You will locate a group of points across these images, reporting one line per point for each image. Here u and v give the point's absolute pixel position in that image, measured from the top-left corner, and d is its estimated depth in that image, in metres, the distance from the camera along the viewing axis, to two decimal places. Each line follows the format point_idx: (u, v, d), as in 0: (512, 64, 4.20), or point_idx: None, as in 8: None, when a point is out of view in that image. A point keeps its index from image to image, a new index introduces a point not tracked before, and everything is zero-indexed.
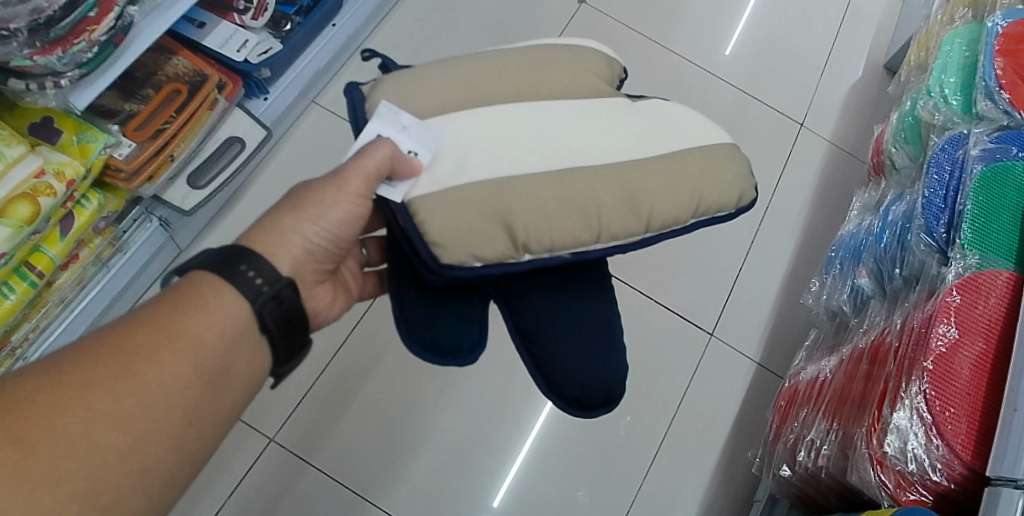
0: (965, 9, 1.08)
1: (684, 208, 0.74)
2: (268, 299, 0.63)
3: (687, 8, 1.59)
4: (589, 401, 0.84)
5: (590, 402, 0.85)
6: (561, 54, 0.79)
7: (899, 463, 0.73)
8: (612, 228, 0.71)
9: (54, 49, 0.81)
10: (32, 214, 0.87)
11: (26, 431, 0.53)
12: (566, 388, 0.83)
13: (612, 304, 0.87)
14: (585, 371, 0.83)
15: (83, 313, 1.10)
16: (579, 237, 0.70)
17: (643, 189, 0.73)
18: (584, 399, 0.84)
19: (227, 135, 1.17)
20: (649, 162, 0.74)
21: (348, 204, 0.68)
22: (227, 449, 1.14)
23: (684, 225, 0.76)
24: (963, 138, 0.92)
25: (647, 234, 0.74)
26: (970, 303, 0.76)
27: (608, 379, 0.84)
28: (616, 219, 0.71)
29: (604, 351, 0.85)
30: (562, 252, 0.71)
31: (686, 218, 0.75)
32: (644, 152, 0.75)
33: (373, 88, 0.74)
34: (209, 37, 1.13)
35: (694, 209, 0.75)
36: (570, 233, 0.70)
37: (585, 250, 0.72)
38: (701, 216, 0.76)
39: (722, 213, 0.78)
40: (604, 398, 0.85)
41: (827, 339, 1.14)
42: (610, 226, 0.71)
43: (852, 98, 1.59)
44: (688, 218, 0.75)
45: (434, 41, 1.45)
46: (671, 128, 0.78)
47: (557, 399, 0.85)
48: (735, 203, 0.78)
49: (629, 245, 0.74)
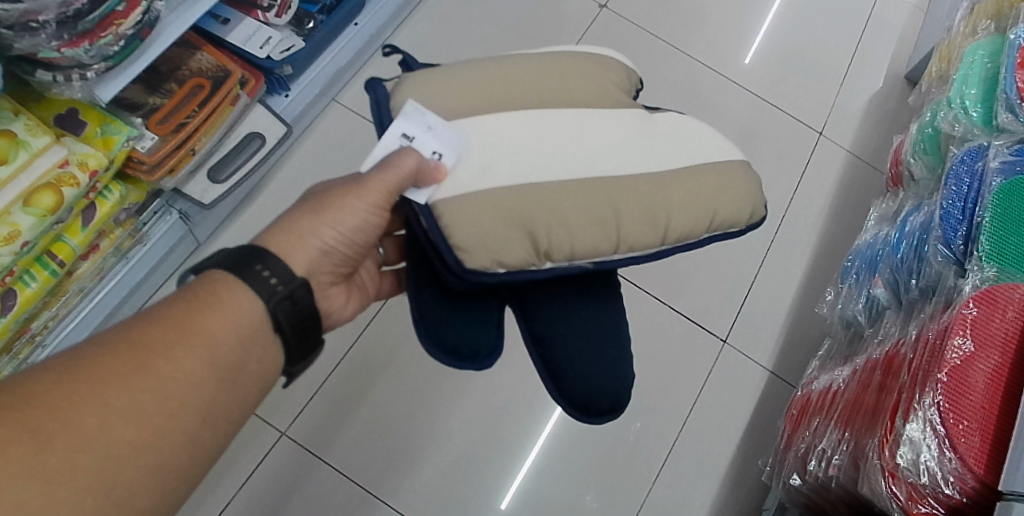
0: (988, 21, 1.08)
1: (699, 222, 0.74)
2: (281, 299, 0.64)
3: (707, 14, 1.59)
4: (597, 407, 0.85)
5: (597, 409, 0.85)
6: (583, 62, 0.80)
7: (911, 475, 0.73)
8: (630, 239, 0.72)
9: (82, 41, 0.83)
10: (55, 205, 0.89)
11: (44, 423, 0.53)
12: (576, 394, 0.84)
13: (622, 312, 0.87)
14: (594, 377, 0.83)
15: (101, 304, 1.11)
16: (599, 247, 0.71)
17: (660, 201, 0.73)
18: (592, 405, 0.85)
19: (248, 130, 1.19)
20: (665, 176, 0.75)
21: (365, 213, 0.70)
22: (239, 442, 1.15)
23: (698, 240, 0.76)
24: (982, 150, 0.92)
25: (661, 247, 0.74)
26: (987, 316, 0.75)
27: (617, 387, 0.85)
28: (635, 230, 0.72)
29: (615, 358, 0.85)
30: (582, 261, 0.71)
31: (701, 233, 0.75)
32: (660, 166, 0.75)
33: (398, 85, 0.75)
34: (233, 34, 1.14)
35: (708, 224, 0.75)
36: (590, 242, 0.70)
37: (605, 260, 0.72)
38: (715, 230, 0.76)
39: (733, 229, 0.78)
40: (612, 405, 0.85)
41: (841, 349, 1.14)
42: (628, 237, 0.71)
43: (871, 108, 1.58)
44: (701, 233, 0.75)
45: (455, 41, 1.45)
46: (686, 143, 0.79)
47: (566, 404, 0.86)
48: (746, 220, 0.78)
49: (645, 256, 0.74)
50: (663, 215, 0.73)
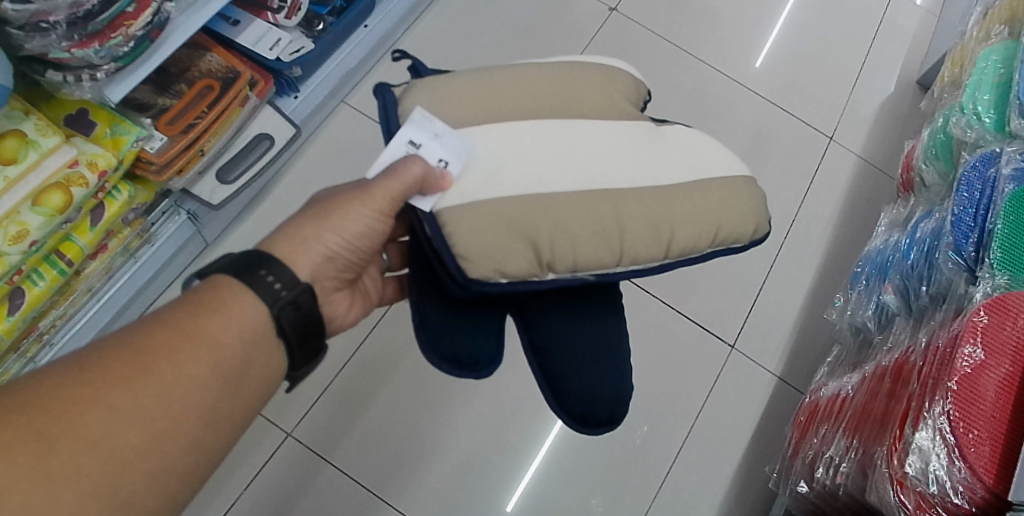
0: (1002, 26, 1.06)
1: (703, 236, 0.74)
2: (286, 304, 0.64)
3: (718, 18, 1.59)
4: (595, 418, 0.84)
5: (596, 420, 0.85)
6: (591, 73, 0.80)
7: (919, 484, 0.73)
8: (634, 252, 0.71)
9: (91, 42, 0.83)
10: (64, 204, 0.89)
11: (50, 425, 0.53)
12: (574, 405, 0.83)
13: (622, 324, 0.87)
14: (593, 389, 0.83)
15: (109, 303, 1.11)
16: (602, 260, 0.70)
17: (664, 215, 0.73)
18: (590, 416, 0.84)
19: (257, 131, 1.19)
20: (671, 190, 0.74)
21: (369, 219, 0.70)
22: (246, 443, 1.15)
23: (701, 254, 0.76)
24: (995, 156, 0.90)
25: (665, 260, 0.74)
26: (998, 324, 0.74)
27: (616, 399, 0.84)
28: (638, 244, 0.71)
29: (614, 370, 0.84)
30: (584, 273, 0.71)
31: (704, 247, 0.75)
32: (667, 180, 0.75)
33: (406, 91, 0.74)
34: (243, 35, 1.14)
35: (712, 239, 0.75)
36: (593, 255, 0.70)
37: (608, 272, 0.72)
38: (719, 245, 0.76)
39: (736, 244, 0.78)
40: (610, 416, 0.85)
41: (850, 356, 1.13)
42: (631, 250, 0.71)
43: (881, 113, 1.57)
44: (705, 247, 0.75)
45: (465, 43, 1.45)
46: (693, 157, 0.78)
47: (564, 415, 0.85)
48: (750, 236, 0.78)
49: (648, 269, 0.74)
50: (667, 229, 0.72)
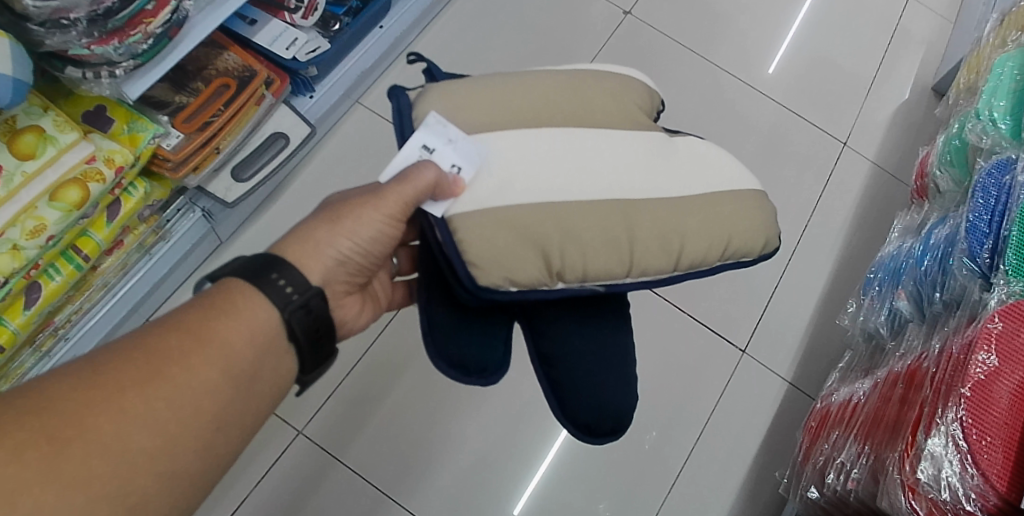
0: (1019, 32, 1.06)
1: (713, 249, 0.74)
2: (297, 307, 0.64)
3: (732, 22, 1.59)
4: (600, 427, 0.84)
5: (600, 429, 0.84)
6: (604, 80, 0.80)
7: (932, 491, 0.73)
8: (643, 263, 0.71)
9: (111, 39, 0.84)
10: (81, 199, 0.90)
11: (63, 429, 0.54)
12: (579, 414, 0.83)
13: (628, 334, 0.87)
14: (599, 398, 0.83)
15: (123, 300, 1.12)
16: (611, 271, 0.71)
17: (673, 225, 0.73)
18: (594, 425, 0.84)
19: (272, 130, 1.20)
20: (683, 202, 0.75)
21: (381, 225, 0.70)
22: (255, 442, 1.16)
23: (711, 267, 0.76)
24: (1011, 163, 0.90)
25: (675, 272, 0.74)
26: (1012, 331, 0.74)
27: (622, 409, 0.84)
28: (648, 254, 0.71)
29: (620, 380, 0.84)
30: (593, 283, 0.71)
31: (714, 260, 0.75)
32: (679, 191, 0.75)
33: (421, 96, 0.75)
34: (260, 34, 1.15)
35: (722, 252, 0.75)
36: (602, 265, 0.70)
37: (617, 283, 0.72)
38: (728, 258, 0.76)
39: (746, 258, 0.77)
40: (614, 426, 0.84)
41: (862, 362, 1.13)
42: (641, 260, 0.71)
43: (896, 119, 1.56)
44: (714, 260, 0.75)
45: (479, 45, 1.46)
46: (705, 169, 0.78)
47: (569, 424, 0.85)
48: (760, 249, 0.78)
49: (656, 281, 0.74)
50: (676, 241, 0.73)
